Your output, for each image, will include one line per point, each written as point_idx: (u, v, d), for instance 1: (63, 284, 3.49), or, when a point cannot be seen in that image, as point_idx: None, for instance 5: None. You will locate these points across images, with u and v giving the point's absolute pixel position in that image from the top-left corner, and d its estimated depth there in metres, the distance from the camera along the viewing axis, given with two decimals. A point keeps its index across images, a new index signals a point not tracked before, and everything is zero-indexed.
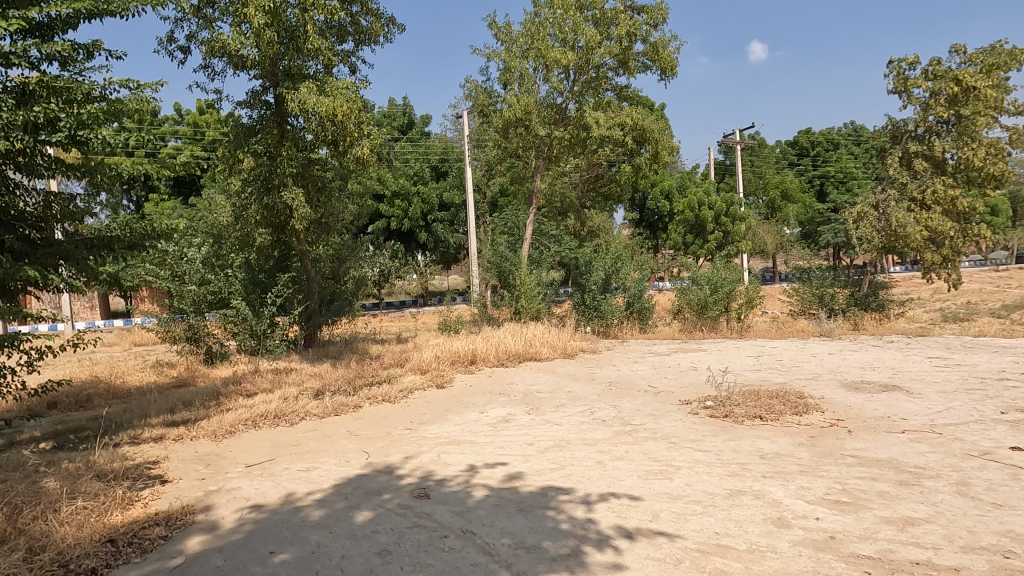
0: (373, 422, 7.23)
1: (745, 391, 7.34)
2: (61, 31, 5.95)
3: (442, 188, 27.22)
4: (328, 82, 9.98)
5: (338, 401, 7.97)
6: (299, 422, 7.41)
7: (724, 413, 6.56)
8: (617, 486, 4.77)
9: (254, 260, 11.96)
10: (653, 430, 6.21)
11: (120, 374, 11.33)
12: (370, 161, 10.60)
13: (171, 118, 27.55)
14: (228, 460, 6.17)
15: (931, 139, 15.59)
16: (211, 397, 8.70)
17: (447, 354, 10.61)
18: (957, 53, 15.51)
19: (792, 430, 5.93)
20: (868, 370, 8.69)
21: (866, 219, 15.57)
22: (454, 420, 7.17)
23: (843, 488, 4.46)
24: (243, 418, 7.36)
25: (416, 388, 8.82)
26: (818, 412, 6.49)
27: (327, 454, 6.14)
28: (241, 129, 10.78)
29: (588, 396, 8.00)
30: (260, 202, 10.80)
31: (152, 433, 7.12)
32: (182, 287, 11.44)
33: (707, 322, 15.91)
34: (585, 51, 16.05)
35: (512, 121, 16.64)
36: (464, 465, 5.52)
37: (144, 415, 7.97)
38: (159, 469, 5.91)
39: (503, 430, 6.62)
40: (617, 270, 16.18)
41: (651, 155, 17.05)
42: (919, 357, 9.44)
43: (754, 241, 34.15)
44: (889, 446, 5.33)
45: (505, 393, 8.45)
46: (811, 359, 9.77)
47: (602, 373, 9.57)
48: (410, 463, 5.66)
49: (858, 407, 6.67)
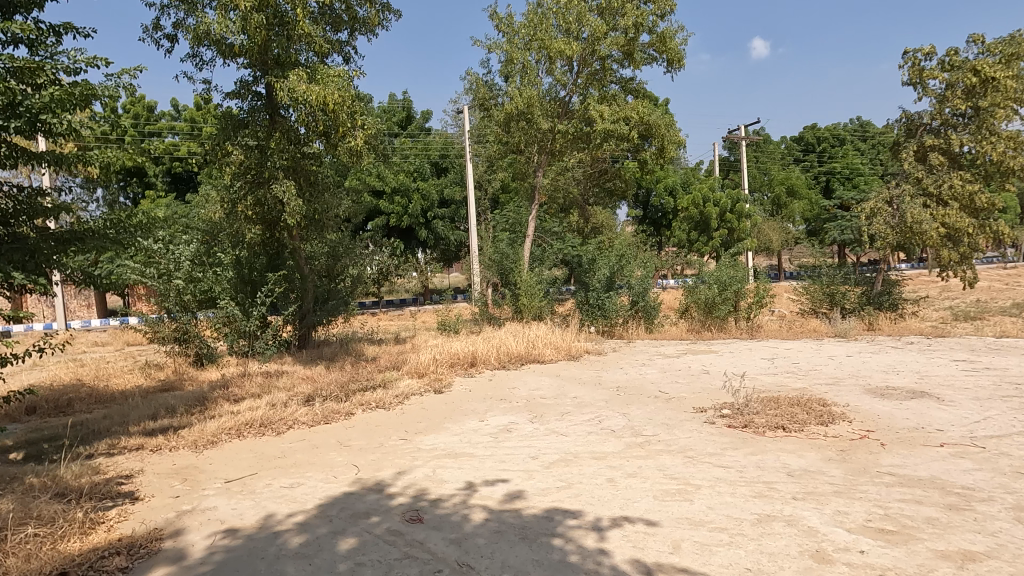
0: (366, 431, 6.74)
1: (763, 398, 6.85)
2: (26, 11, 5.52)
3: (443, 184, 26.74)
4: (318, 70, 9.49)
5: (330, 408, 7.48)
6: (286, 431, 6.91)
7: (743, 423, 6.06)
8: (631, 508, 4.28)
9: (244, 258, 11.52)
10: (668, 442, 5.72)
11: (105, 377, 10.92)
12: (364, 154, 10.10)
13: (167, 114, 27.12)
14: (207, 474, 5.70)
15: (947, 132, 15.06)
16: (197, 402, 8.23)
17: (446, 356, 10.16)
18: (975, 43, 14.92)
19: (820, 442, 5.44)
20: (892, 374, 8.17)
21: (880, 215, 15.04)
22: (452, 429, 6.68)
23: (886, 514, 3.98)
24: (227, 427, 6.89)
25: (413, 393, 8.35)
26: (846, 421, 5.99)
27: (313, 468, 5.66)
28: (230, 121, 10.34)
29: (594, 402, 7.51)
30: (252, 196, 10.37)
31: (129, 443, 6.65)
32: (170, 285, 10.99)
33: (714, 323, 15.40)
34: (590, 41, 15.59)
35: (514, 115, 16.14)
36: (461, 482, 5.03)
37: (123, 423, 7.51)
38: (131, 486, 5.46)
39: (504, 441, 6.13)
40: (621, 268, 15.64)
41: (657, 150, 16.49)
42: (944, 360, 8.92)
43: (760, 239, 33.41)
44: (930, 463, 4.84)
45: (507, 398, 7.96)
46: (829, 362, 9.24)
47: (610, 376, 9.08)
48: (403, 480, 5.17)
49: (887, 415, 6.19)
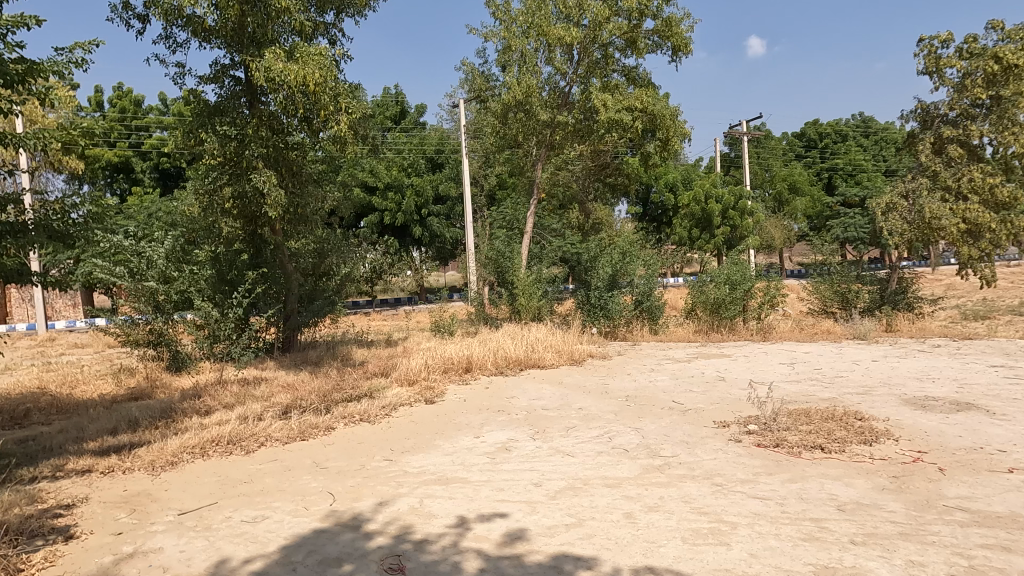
0: (346, 450, 5.97)
1: (793, 411, 6.11)
2: None
3: (438, 180, 25.81)
4: (298, 47, 8.70)
5: (308, 423, 6.70)
6: (257, 449, 6.13)
7: (775, 442, 5.32)
8: (657, 556, 3.54)
9: (223, 254, 10.76)
10: (691, 465, 4.98)
11: (72, 384, 10.07)
12: (349, 141, 9.32)
13: (155, 108, 26.13)
14: (160, 503, 4.94)
15: (966, 123, 14.35)
16: (163, 414, 7.44)
17: (439, 361, 9.39)
18: (994, 30, 14.21)
19: (867, 467, 4.71)
20: (928, 382, 7.43)
21: (896, 211, 14.25)
22: (443, 447, 5.93)
23: (970, 566, 3.26)
24: (190, 445, 6.11)
25: (401, 404, 7.57)
26: (891, 440, 5.25)
27: (282, 496, 4.91)
28: (205, 108, 9.58)
29: (602, 415, 6.76)
30: (230, 188, 9.57)
31: (79, 464, 5.85)
32: (142, 286, 10.23)
33: (723, 324, 14.66)
34: (592, 28, 14.80)
35: (511, 105, 15.38)
36: (453, 517, 4.27)
37: (78, 439, 6.72)
38: (70, 519, 4.70)
39: (503, 462, 5.38)
40: (625, 265, 14.88)
41: (661, 143, 15.70)
42: (979, 366, 8.19)
43: (763, 236, 32.60)
44: (1005, 495, 4.11)
45: (505, 410, 7.21)
46: (855, 368, 8.50)
47: (617, 384, 8.32)
48: (384, 513, 4.42)
49: (935, 432, 5.47)
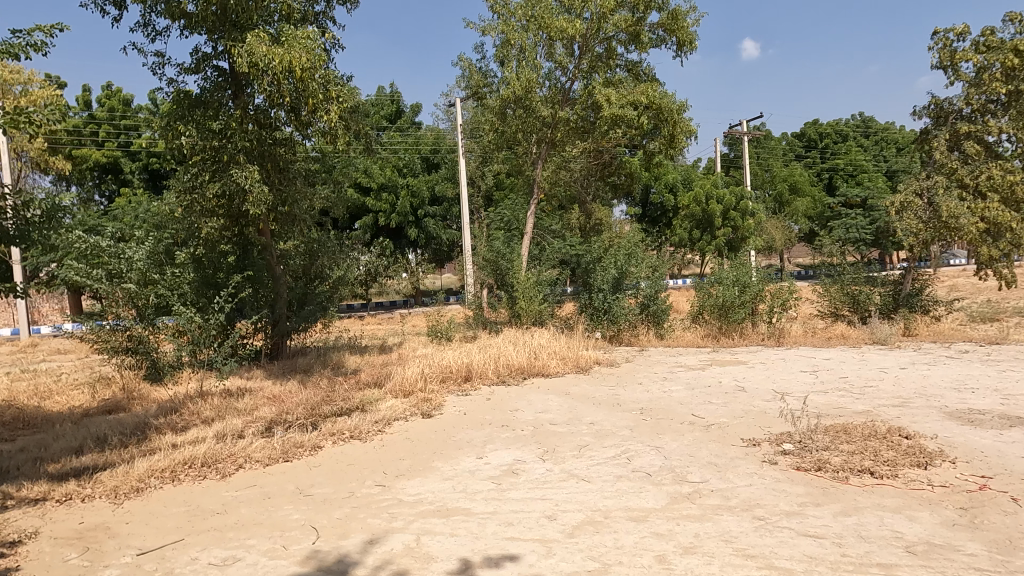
0: (334, 474, 5.34)
1: (831, 428, 5.51)
2: None
3: (434, 180, 24.99)
4: (285, 31, 8.08)
5: (292, 441, 6.07)
6: (233, 472, 5.50)
7: (816, 464, 4.73)
8: None
9: (205, 256, 10.12)
10: (724, 494, 4.38)
11: (43, 395, 9.38)
12: (339, 133, 8.69)
13: (146, 108, 25.35)
14: (118, 540, 4.30)
15: (984, 119, 13.82)
16: (136, 431, 6.80)
17: (436, 370, 8.76)
18: (1012, 22, 13.70)
19: (928, 497, 4.12)
20: (968, 393, 6.85)
21: (911, 209, 13.43)
22: (443, 470, 5.31)
23: None
24: (160, 467, 5.48)
25: (395, 418, 6.94)
26: (948, 463, 4.66)
27: (259, 531, 4.28)
28: (186, 99, 8.96)
29: (617, 431, 6.15)
30: (211, 184, 8.90)
31: (32, 490, 5.20)
32: (120, 290, 9.53)
33: (732, 328, 14.02)
34: (595, 21, 14.21)
35: (510, 101, 14.78)
36: (455, 561, 3.65)
37: (38, 459, 6.07)
38: (11, 559, 4.05)
39: (510, 489, 4.77)
40: (630, 266, 14.24)
41: (666, 140, 15.09)
42: (1017, 374, 7.62)
43: (764, 237, 32.08)
44: None
45: (509, 425, 6.60)
46: (883, 376, 7.92)
47: (629, 395, 7.72)
48: (374, 555, 3.80)
49: (994, 452, 4.88)
